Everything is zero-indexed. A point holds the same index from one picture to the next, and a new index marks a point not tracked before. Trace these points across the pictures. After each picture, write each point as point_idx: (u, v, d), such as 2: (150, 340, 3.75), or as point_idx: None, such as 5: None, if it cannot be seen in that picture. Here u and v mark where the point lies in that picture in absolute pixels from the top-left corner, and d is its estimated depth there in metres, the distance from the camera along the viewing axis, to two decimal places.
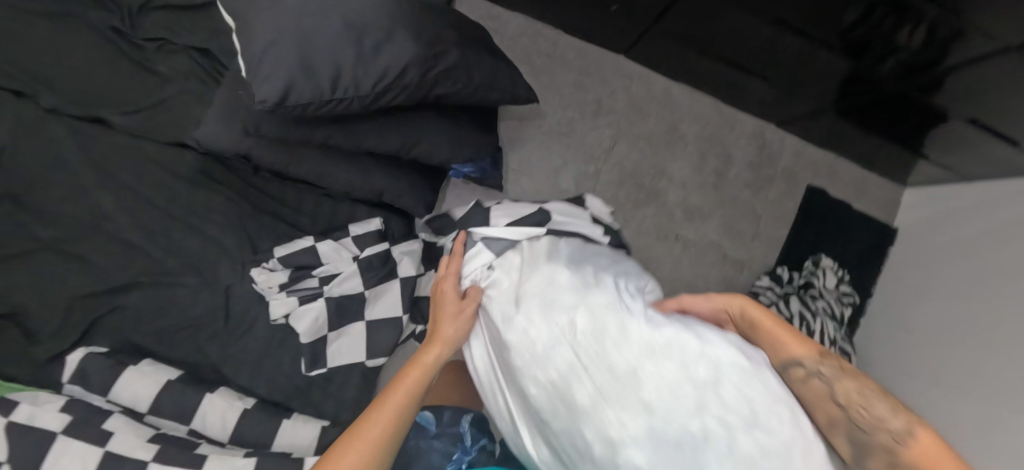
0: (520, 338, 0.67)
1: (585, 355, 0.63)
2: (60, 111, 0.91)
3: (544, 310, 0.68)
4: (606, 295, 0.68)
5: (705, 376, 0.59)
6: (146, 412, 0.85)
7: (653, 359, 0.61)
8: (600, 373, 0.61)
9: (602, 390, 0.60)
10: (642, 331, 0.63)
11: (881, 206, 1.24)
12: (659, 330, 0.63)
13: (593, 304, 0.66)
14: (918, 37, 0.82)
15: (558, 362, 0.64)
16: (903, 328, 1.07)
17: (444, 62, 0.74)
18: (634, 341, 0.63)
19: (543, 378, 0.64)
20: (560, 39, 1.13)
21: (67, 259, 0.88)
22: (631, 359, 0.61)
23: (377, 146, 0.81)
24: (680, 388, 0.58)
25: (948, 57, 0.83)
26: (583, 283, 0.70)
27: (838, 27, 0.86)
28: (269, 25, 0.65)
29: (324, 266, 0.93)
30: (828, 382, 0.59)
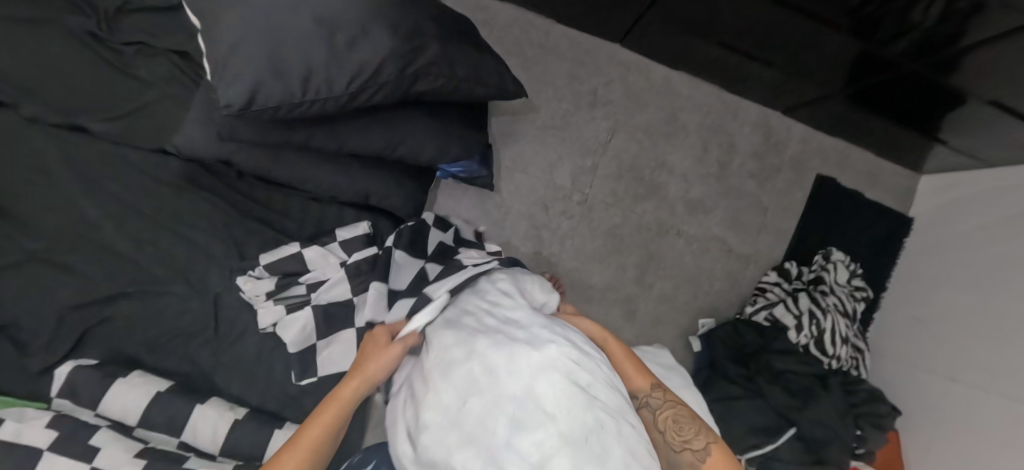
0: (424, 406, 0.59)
1: (487, 402, 0.57)
2: (41, 120, 0.88)
3: (438, 368, 0.62)
4: (491, 332, 0.64)
5: (591, 387, 0.60)
6: (135, 426, 0.83)
7: (550, 382, 0.58)
8: (510, 422, 0.55)
9: (516, 440, 0.54)
10: (539, 360, 0.59)
11: (895, 194, 1.18)
12: (554, 357, 0.60)
13: (484, 347, 0.61)
14: (935, 6, 0.74)
15: (469, 422, 0.56)
16: (919, 322, 1.02)
17: (423, 57, 0.70)
18: (529, 375, 0.58)
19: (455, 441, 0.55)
20: (553, 29, 1.09)
21: (54, 270, 0.86)
22: (538, 399, 0.57)
23: (358, 147, 0.78)
24: (584, 409, 0.56)
25: (970, 33, 0.76)
26: (467, 326, 0.66)
27: (846, 8, 0.80)
28: (234, 25, 0.62)
29: (312, 272, 0.91)
30: (655, 409, 0.66)
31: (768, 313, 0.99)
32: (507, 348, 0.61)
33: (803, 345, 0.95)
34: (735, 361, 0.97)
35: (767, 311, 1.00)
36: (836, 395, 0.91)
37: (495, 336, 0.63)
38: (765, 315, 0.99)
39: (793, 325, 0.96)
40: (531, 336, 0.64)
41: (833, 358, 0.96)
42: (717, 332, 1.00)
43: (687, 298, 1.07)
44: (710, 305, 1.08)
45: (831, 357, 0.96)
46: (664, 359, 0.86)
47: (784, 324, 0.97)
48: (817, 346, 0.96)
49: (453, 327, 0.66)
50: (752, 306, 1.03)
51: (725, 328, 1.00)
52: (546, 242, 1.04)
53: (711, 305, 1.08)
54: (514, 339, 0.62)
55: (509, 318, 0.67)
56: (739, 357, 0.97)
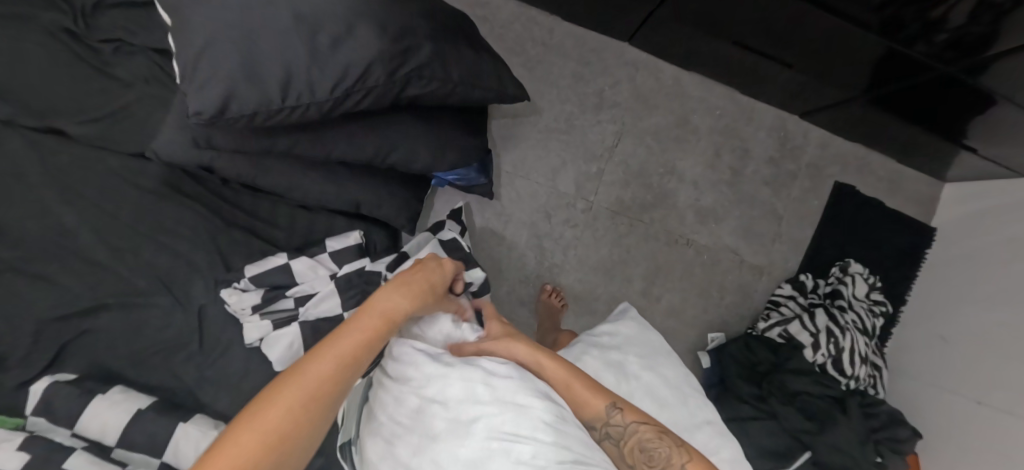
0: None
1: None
2: (17, 122, 0.83)
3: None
4: (412, 434, 0.57)
5: (534, 452, 0.52)
6: (114, 446, 0.76)
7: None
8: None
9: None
10: (465, 458, 0.53)
11: (917, 202, 1.12)
12: (479, 442, 0.53)
13: (409, 459, 0.55)
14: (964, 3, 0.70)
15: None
16: (943, 341, 0.96)
17: (415, 59, 0.65)
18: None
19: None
20: (557, 26, 1.03)
21: (31, 280, 0.80)
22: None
23: (347, 155, 0.72)
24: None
25: (1003, 35, 0.72)
26: (388, 434, 0.59)
27: (871, 4, 0.75)
28: (208, 24, 0.56)
29: (301, 285, 0.85)
30: (617, 441, 0.60)
31: (783, 329, 0.94)
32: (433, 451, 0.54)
33: (819, 364, 0.90)
34: (747, 379, 0.91)
35: (781, 328, 0.95)
36: (856, 419, 0.85)
37: (418, 438, 0.56)
38: (779, 332, 0.94)
39: (809, 343, 0.91)
40: (451, 417, 0.56)
41: (852, 378, 0.91)
42: (728, 348, 0.95)
43: (696, 311, 1.02)
44: (720, 320, 1.03)
45: (850, 377, 0.91)
46: (621, 339, 0.74)
47: (800, 342, 0.92)
48: (835, 365, 0.91)
49: (378, 437, 0.59)
50: (765, 321, 0.97)
51: (737, 345, 0.95)
52: (547, 252, 0.99)
53: (722, 319, 1.03)
54: (434, 438, 0.55)
55: (426, 397, 0.58)
56: (752, 376, 0.92)
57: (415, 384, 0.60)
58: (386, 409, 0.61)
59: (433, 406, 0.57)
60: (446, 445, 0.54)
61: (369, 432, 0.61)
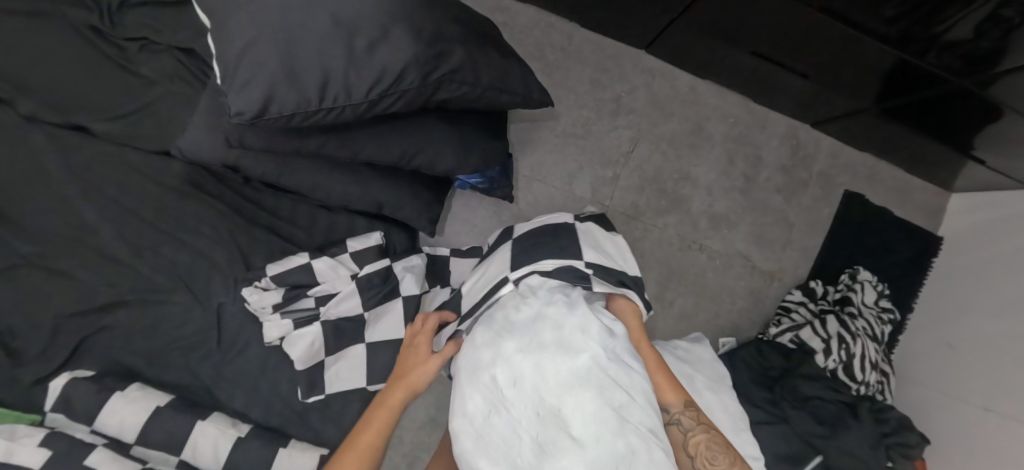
0: (451, 411, 0.58)
1: (515, 419, 0.55)
2: (39, 118, 0.84)
3: (466, 374, 0.59)
4: (523, 331, 0.60)
5: (628, 406, 0.56)
6: (133, 443, 0.76)
7: (577, 401, 0.55)
8: (539, 446, 0.54)
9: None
10: (568, 374, 0.56)
11: (925, 211, 1.14)
12: (585, 370, 0.57)
13: (513, 353, 0.58)
14: (979, 12, 0.71)
15: (494, 444, 0.55)
16: (950, 347, 0.98)
17: (447, 64, 0.66)
18: (556, 390, 0.56)
19: (479, 458, 0.55)
20: (576, 33, 1.06)
21: (50, 276, 0.80)
22: (566, 424, 0.54)
23: (375, 157, 0.73)
24: (611, 437, 0.53)
25: (1012, 49, 0.73)
26: (499, 324, 0.62)
27: (879, 18, 0.78)
28: (250, 27, 0.58)
29: (321, 285, 0.86)
30: (686, 431, 0.63)
31: (794, 335, 0.96)
32: (539, 357, 0.57)
33: (830, 370, 0.92)
34: (758, 383, 0.91)
35: (792, 333, 0.97)
36: (867, 424, 0.86)
37: (527, 339, 0.59)
38: (790, 337, 0.97)
39: (821, 349, 0.93)
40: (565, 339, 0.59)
41: (861, 384, 0.93)
42: (739, 352, 0.96)
43: (708, 316, 1.03)
44: (732, 325, 1.04)
45: (860, 382, 0.93)
46: (694, 355, 0.86)
47: (811, 347, 0.94)
48: (846, 371, 0.93)
49: (486, 326, 0.62)
50: (776, 327, 1.00)
51: (749, 350, 0.96)
52: None
53: (733, 324, 1.04)
54: (544, 346, 0.58)
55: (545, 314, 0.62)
56: (764, 381, 0.91)
57: (541, 300, 0.64)
58: (506, 308, 0.64)
59: (555, 320, 0.60)
60: (558, 358, 0.57)
61: (482, 321, 0.63)
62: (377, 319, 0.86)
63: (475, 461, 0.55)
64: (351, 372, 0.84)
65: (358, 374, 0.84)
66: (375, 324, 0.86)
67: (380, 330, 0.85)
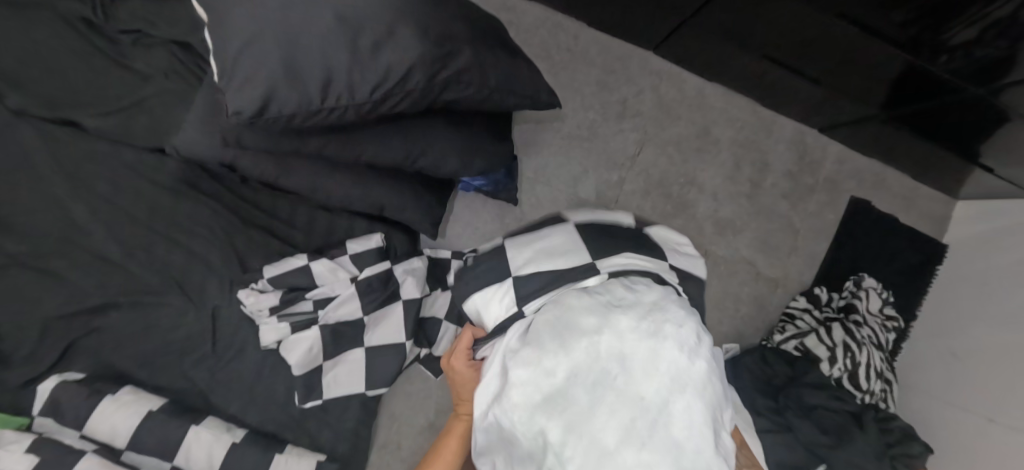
0: (525, 360, 0.57)
1: (607, 394, 0.55)
2: (28, 113, 0.81)
3: (557, 332, 0.58)
4: (635, 315, 0.58)
5: (719, 428, 0.56)
6: (124, 449, 0.73)
7: (677, 405, 0.54)
8: (623, 425, 0.53)
9: (626, 450, 0.52)
10: (676, 374, 0.56)
11: (929, 219, 1.13)
12: (692, 375, 0.56)
13: (624, 331, 0.57)
14: (1001, 9, 0.69)
15: (572, 404, 0.54)
16: (954, 356, 0.97)
17: (454, 64, 0.64)
18: (663, 384, 0.55)
19: (549, 414, 0.55)
20: (582, 33, 1.05)
21: (40, 276, 0.78)
22: (662, 418, 0.54)
23: (378, 158, 0.71)
24: (700, 448, 0.53)
25: None
26: (605, 299, 0.60)
27: (889, 24, 0.76)
28: (250, 23, 0.56)
29: (320, 288, 0.83)
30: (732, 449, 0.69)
31: (799, 343, 0.95)
32: (649, 344, 0.56)
33: (835, 379, 0.91)
34: (764, 392, 0.91)
35: (797, 341, 0.95)
36: (872, 433, 0.84)
37: (634, 320, 0.58)
38: (795, 345, 0.95)
39: (826, 357, 0.92)
40: (679, 342, 0.57)
41: (866, 393, 0.92)
42: (744, 359, 0.95)
43: (712, 322, 1.02)
44: (737, 331, 1.03)
45: (865, 392, 0.92)
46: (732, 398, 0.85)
47: (816, 356, 0.93)
48: (851, 380, 0.92)
49: (590, 295, 0.61)
50: (781, 334, 0.98)
51: (752, 358, 0.95)
52: None
53: (738, 330, 1.03)
54: (651, 334, 0.57)
55: (657, 307, 0.60)
56: (768, 389, 0.91)
57: (649, 293, 0.62)
58: (610, 287, 0.62)
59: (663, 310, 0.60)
60: (671, 357, 0.56)
61: (583, 290, 0.62)
62: (377, 324, 0.84)
63: (545, 416, 0.55)
64: (348, 378, 0.82)
65: (356, 379, 0.82)
66: (376, 329, 0.83)
67: (380, 336, 0.83)
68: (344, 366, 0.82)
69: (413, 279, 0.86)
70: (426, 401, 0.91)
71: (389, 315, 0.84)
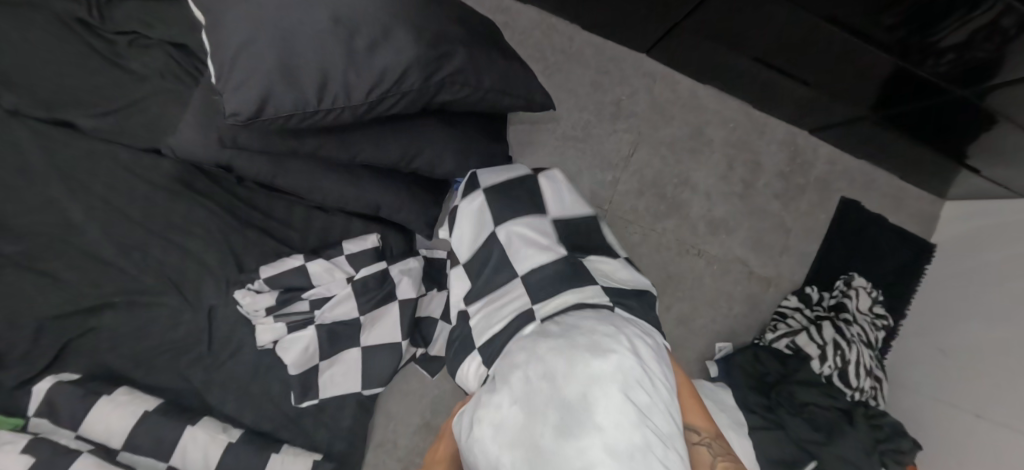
0: (475, 404, 0.57)
1: (539, 406, 0.52)
2: (24, 113, 0.81)
3: (498, 375, 0.58)
4: (556, 338, 0.58)
5: (650, 408, 0.52)
6: (120, 449, 0.73)
7: (601, 393, 0.51)
8: (559, 430, 0.50)
9: (562, 454, 0.48)
10: (597, 369, 0.53)
11: (918, 218, 1.15)
12: (615, 366, 0.53)
13: (545, 351, 0.57)
14: (981, 16, 0.69)
15: (512, 429, 0.52)
16: (941, 353, 0.98)
17: (450, 65, 0.64)
18: (584, 381, 0.52)
19: (495, 444, 0.52)
20: (577, 35, 1.05)
21: (35, 276, 0.78)
22: (591, 415, 0.50)
23: (372, 158, 0.72)
24: (630, 425, 0.49)
25: (1007, 62, 0.73)
26: (531, 336, 0.61)
27: (876, 28, 0.78)
28: (246, 25, 0.56)
29: (316, 288, 0.84)
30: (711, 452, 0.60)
31: (790, 341, 0.96)
32: (570, 353, 0.55)
33: (825, 376, 0.92)
34: (755, 389, 0.91)
35: (788, 339, 0.96)
36: (862, 431, 0.86)
37: (559, 340, 0.58)
38: (786, 343, 0.96)
39: (817, 355, 0.92)
40: (593, 345, 0.56)
41: (856, 390, 0.93)
42: (736, 358, 0.96)
43: (705, 321, 1.03)
44: (730, 330, 1.04)
45: (855, 388, 0.93)
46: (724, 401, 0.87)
47: (807, 354, 0.93)
48: (841, 377, 0.92)
49: (518, 340, 0.63)
50: (772, 332, 0.99)
51: (745, 356, 0.96)
52: None
53: (731, 329, 1.04)
54: (574, 346, 0.56)
55: (577, 326, 0.60)
56: (760, 386, 0.92)
57: (573, 318, 0.63)
58: (540, 326, 0.64)
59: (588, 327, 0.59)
60: (588, 356, 0.54)
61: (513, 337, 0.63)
62: (374, 324, 0.84)
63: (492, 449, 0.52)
64: (344, 377, 0.83)
65: (352, 378, 0.83)
66: (372, 328, 0.84)
67: (376, 336, 0.83)
68: (340, 366, 0.83)
69: (410, 278, 0.86)
70: (422, 400, 0.92)
71: (386, 314, 0.84)
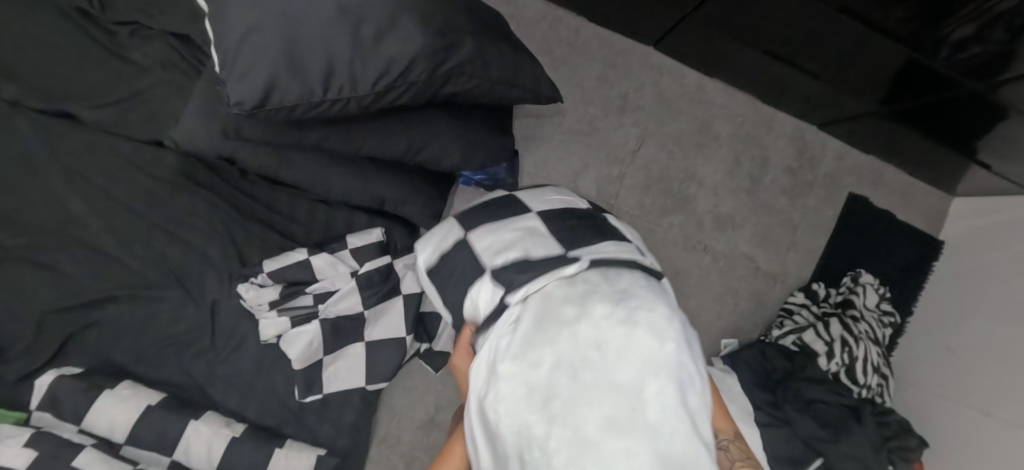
0: (515, 353, 0.56)
1: (589, 383, 0.52)
2: (25, 105, 0.80)
3: (541, 326, 0.57)
4: (612, 301, 0.58)
5: (699, 414, 0.54)
6: (123, 443, 0.73)
7: (655, 389, 0.52)
8: (606, 415, 0.51)
9: (607, 439, 0.50)
10: (651, 359, 0.54)
11: (926, 215, 1.14)
12: (668, 360, 0.54)
13: (601, 318, 0.56)
14: (1001, 5, 0.68)
15: (558, 394, 0.52)
16: (949, 350, 0.98)
17: (457, 55, 0.63)
18: (637, 370, 0.53)
19: (532, 406, 0.53)
20: (584, 28, 1.04)
21: (36, 270, 0.77)
22: (640, 407, 0.51)
23: (379, 151, 0.71)
24: (679, 432, 0.51)
25: (1022, 55, 0.72)
26: (584, 285, 0.60)
27: (889, 20, 0.77)
28: (250, 13, 0.55)
29: (320, 282, 0.83)
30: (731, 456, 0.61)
31: (797, 338, 0.95)
32: (625, 331, 0.55)
33: (833, 373, 0.92)
34: (761, 386, 0.91)
35: (795, 336, 0.96)
36: (870, 427, 0.86)
37: (614, 307, 0.57)
38: (793, 340, 0.96)
39: (824, 351, 0.93)
40: (650, 331, 0.56)
41: (863, 387, 0.93)
42: (743, 354, 0.95)
43: (711, 317, 1.03)
44: (736, 326, 1.03)
45: (862, 385, 0.93)
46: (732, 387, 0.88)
47: (814, 350, 0.93)
48: (848, 374, 0.92)
49: (567, 280, 0.61)
50: (779, 329, 0.99)
51: (752, 352, 0.95)
52: None
53: (737, 325, 1.03)
54: (631, 323, 0.56)
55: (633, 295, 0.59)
56: (767, 383, 0.91)
57: (628, 280, 0.62)
58: (590, 271, 0.62)
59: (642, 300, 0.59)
60: (644, 345, 0.55)
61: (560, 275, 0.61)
62: (378, 319, 0.84)
63: (528, 407, 0.53)
64: (348, 372, 0.82)
65: (356, 373, 0.82)
66: (376, 323, 0.83)
67: (380, 330, 0.83)
68: (343, 361, 0.82)
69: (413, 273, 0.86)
70: (426, 396, 0.91)
71: (389, 309, 0.84)
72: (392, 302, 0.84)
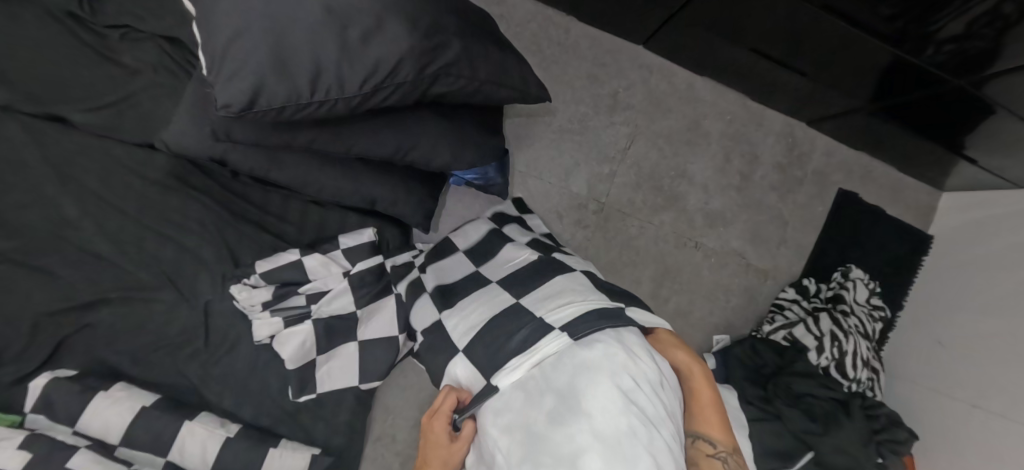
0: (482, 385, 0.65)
1: (533, 389, 0.60)
2: (14, 108, 0.80)
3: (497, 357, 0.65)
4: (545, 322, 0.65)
5: (637, 393, 0.57)
6: (117, 445, 0.73)
7: (587, 381, 0.57)
8: (550, 414, 0.57)
9: (553, 433, 0.55)
10: (582, 357, 0.60)
11: (916, 210, 1.15)
12: (597, 354, 0.59)
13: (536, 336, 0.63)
14: (983, 4, 0.68)
15: (511, 407, 0.60)
16: (938, 344, 0.98)
17: (444, 56, 0.64)
18: (573, 371, 0.59)
19: (495, 422, 0.60)
20: (573, 27, 1.05)
21: (28, 273, 0.77)
22: (577, 406, 0.56)
23: (367, 152, 0.72)
24: (615, 413, 0.55)
25: (1006, 51, 0.72)
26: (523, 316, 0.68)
27: (875, 18, 0.77)
28: (238, 15, 0.55)
29: (312, 282, 0.84)
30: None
31: (788, 333, 0.96)
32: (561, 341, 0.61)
33: (823, 367, 0.92)
34: (752, 381, 0.92)
35: (785, 331, 0.97)
36: (859, 421, 0.87)
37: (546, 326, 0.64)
38: (783, 335, 0.96)
39: (813, 346, 0.93)
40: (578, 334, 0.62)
41: (853, 381, 0.94)
42: (734, 350, 0.96)
43: (702, 313, 1.03)
44: (727, 322, 1.04)
45: (851, 380, 0.93)
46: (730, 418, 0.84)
47: (804, 345, 0.94)
48: (838, 368, 0.93)
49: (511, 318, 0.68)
50: (769, 324, 0.99)
51: (743, 348, 0.96)
52: None
53: (729, 321, 1.04)
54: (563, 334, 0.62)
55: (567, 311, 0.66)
56: (758, 378, 0.92)
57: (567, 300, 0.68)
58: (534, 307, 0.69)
59: (577, 317, 0.63)
60: (576, 347, 0.61)
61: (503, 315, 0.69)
62: (371, 319, 0.83)
63: (493, 422, 0.60)
64: (341, 372, 0.82)
65: (349, 373, 0.82)
66: (369, 323, 0.83)
67: (372, 331, 0.83)
68: (335, 360, 0.82)
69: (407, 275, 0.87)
70: (419, 395, 0.92)
71: (382, 309, 0.84)
72: (384, 303, 0.84)
